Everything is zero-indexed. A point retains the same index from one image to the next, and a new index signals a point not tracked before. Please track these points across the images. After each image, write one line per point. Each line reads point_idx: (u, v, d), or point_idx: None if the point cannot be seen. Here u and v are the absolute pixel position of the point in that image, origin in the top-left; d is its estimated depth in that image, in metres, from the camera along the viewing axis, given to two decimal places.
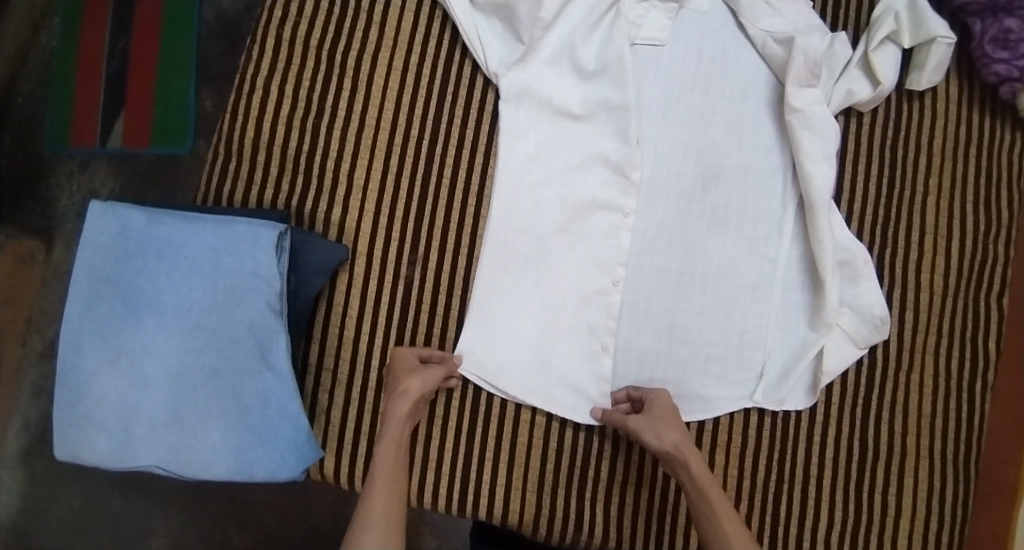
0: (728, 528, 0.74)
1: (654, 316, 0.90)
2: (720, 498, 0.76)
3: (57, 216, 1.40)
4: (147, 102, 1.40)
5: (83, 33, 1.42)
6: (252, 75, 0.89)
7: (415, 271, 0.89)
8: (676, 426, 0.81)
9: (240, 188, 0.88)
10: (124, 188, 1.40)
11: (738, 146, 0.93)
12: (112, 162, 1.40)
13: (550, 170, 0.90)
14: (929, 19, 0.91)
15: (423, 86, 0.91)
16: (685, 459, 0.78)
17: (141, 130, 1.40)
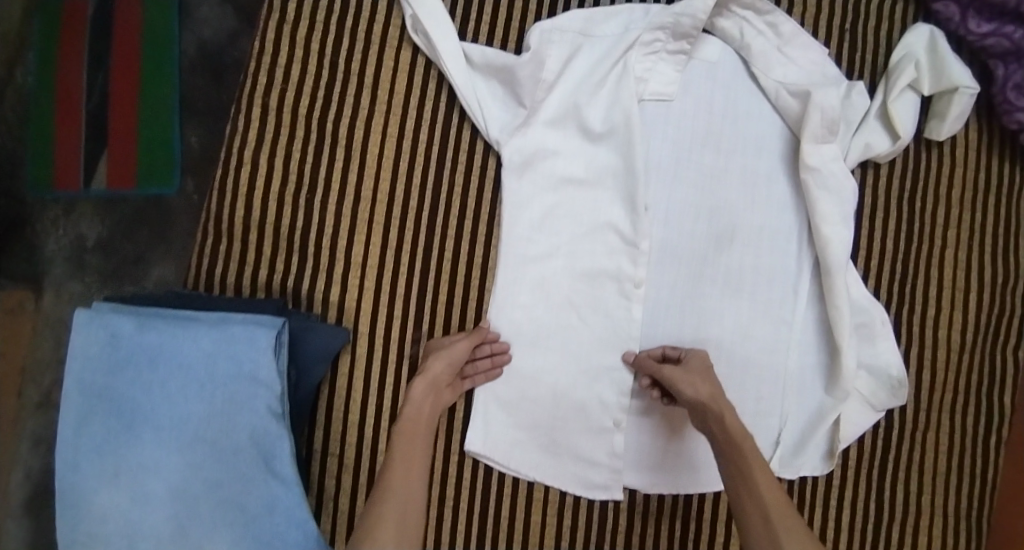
0: (761, 485, 0.74)
1: None
2: (756, 456, 0.75)
3: (46, 262, 1.39)
4: (130, 141, 1.37)
5: (59, 68, 1.37)
6: (239, 150, 0.85)
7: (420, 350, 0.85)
8: (710, 381, 0.80)
9: (234, 270, 0.84)
10: (111, 231, 1.39)
11: (752, 205, 0.89)
12: (98, 205, 1.39)
13: (556, 239, 0.87)
14: (953, 68, 0.87)
15: (420, 154, 0.86)
16: (720, 412, 0.77)
17: (126, 171, 1.37)
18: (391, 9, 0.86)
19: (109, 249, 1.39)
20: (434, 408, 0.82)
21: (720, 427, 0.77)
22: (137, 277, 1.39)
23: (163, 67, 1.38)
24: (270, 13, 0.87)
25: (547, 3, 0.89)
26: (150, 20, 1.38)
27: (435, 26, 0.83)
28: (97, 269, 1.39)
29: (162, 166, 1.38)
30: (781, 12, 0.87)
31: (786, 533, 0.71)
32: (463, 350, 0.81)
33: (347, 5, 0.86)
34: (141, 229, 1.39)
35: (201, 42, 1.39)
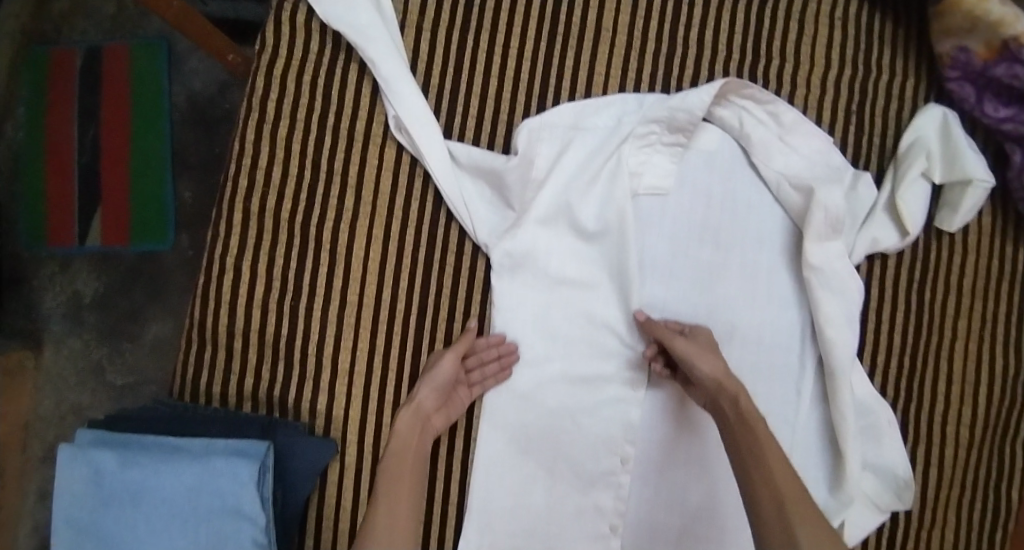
0: (777, 474, 0.70)
1: (662, 490, 0.85)
2: (772, 444, 0.72)
3: (43, 318, 1.35)
4: (123, 195, 1.32)
5: (50, 122, 1.33)
6: (219, 255, 0.81)
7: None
8: (722, 362, 0.78)
9: (218, 379, 0.81)
10: (107, 287, 1.36)
11: (753, 302, 0.85)
12: (94, 262, 1.36)
13: (551, 342, 0.84)
14: (966, 158, 0.83)
15: (408, 256, 0.83)
16: (734, 394, 0.74)
17: (119, 225, 1.32)
18: (373, 105, 0.82)
19: (104, 306, 1.36)
20: (423, 437, 0.80)
21: (733, 409, 0.74)
22: (135, 333, 1.35)
23: (151, 119, 1.33)
24: (247, 109, 0.82)
25: (538, 91, 0.84)
26: (139, 73, 1.33)
27: (420, 127, 0.80)
28: (93, 325, 1.35)
29: (153, 220, 1.32)
30: (782, 101, 0.83)
31: (798, 515, 0.66)
32: (444, 371, 0.79)
33: (328, 101, 0.82)
34: (136, 285, 1.35)
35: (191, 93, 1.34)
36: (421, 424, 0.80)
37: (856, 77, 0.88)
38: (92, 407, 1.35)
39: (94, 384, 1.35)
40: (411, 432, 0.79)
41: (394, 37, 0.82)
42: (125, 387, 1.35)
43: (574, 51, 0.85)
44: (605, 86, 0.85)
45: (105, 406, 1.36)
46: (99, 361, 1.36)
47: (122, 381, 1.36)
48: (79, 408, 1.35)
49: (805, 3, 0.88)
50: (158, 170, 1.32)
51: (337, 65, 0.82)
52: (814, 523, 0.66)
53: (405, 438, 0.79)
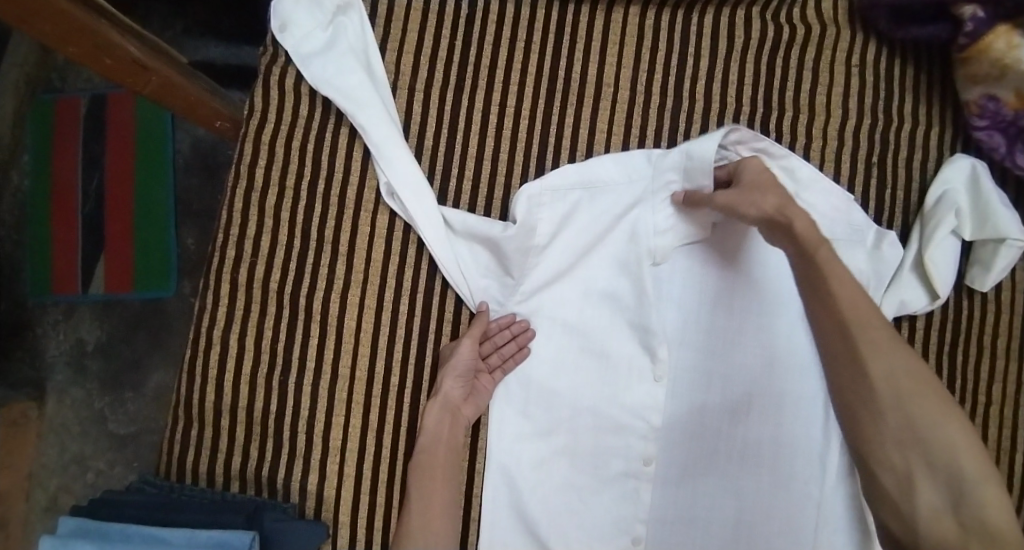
0: (854, 329, 0.64)
1: (692, 480, 0.80)
2: (865, 314, 0.65)
3: (48, 368, 1.22)
4: (127, 240, 1.20)
5: (56, 162, 1.21)
6: (206, 329, 0.78)
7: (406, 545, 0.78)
8: (776, 190, 0.69)
9: (205, 457, 0.78)
10: (111, 335, 1.22)
11: (771, 369, 0.79)
12: (97, 311, 1.22)
13: (555, 415, 0.79)
14: (999, 217, 0.78)
15: (402, 325, 0.79)
16: (788, 225, 0.67)
17: (122, 272, 1.20)
18: (365, 170, 0.79)
19: (108, 354, 1.22)
20: (455, 428, 0.77)
21: (791, 239, 0.67)
22: (138, 383, 1.21)
23: (155, 165, 1.20)
24: (236, 175, 0.79)
25: (537, 151, 0.81)
26: (144, 119, 1.21)
27: (414, 194, 0.77)
28: (96, 374, 1.21)
29: (156, 266, 1.20)
30: (795, 156, 0.79)
31: (908, 389, 0.62)
32: (463, 354, 0.76)
33: (318, 167, 0.79)
34: (139, 333, 1.22)
35: (195, 138, 1.21)
36: (447, 425, 0.77)
37: (876, 127, 0.83)
38: (94, 458, 1.21)
39: (97, 435, 1.21)
40: (441, 417, 0.77)
41: (385, 99, 0.79)
42: (127, 440, 1.21)
43: (573, 108, 0.81)
44: (607, 144, 0.81)
45: (108, 459, 1.21)
46: (102, 411, 1.21)
47: (125, 432, 1.21)
48: (83, 460, 1.21)
49: (821, 51, 0.83)
50: (163, 215, 1.20)
51: (326, 130, 0.79)
52: (916, 391, 0.62)
53: (436, 426, 0.76)
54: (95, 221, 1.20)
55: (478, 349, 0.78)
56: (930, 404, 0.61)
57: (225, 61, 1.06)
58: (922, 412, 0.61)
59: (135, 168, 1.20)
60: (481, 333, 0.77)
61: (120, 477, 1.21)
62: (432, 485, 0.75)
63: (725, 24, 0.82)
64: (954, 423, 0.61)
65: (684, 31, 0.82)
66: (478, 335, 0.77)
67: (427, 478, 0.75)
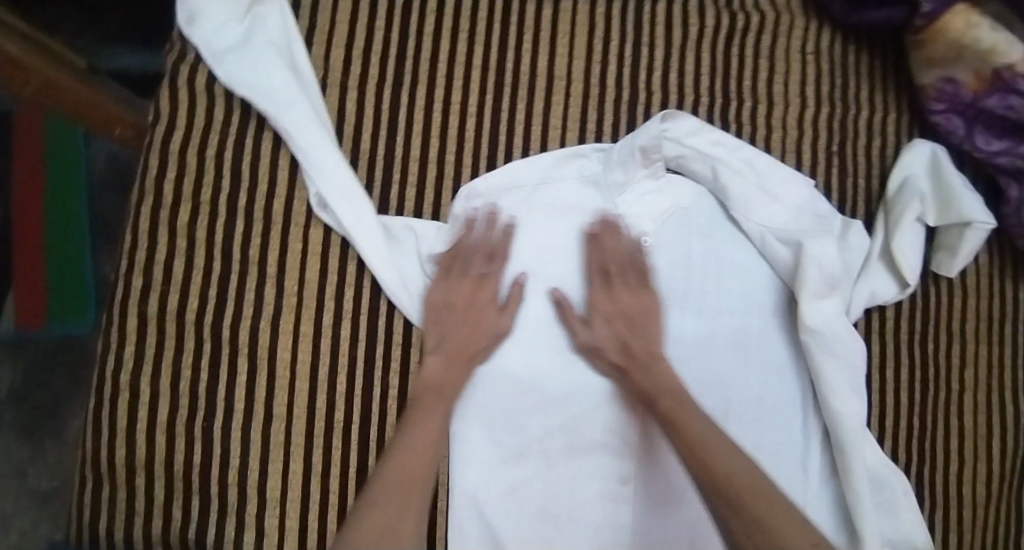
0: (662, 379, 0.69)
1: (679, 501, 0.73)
2: (719, 447, 0.65)
3: None
4: (38, 270, 1.07)
5: None
6: (111, 371, 0.68)
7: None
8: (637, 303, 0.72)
9: (120, 522, 0.67)
10: (27, 379, 1.08)
11: (746, 374, 0.76)
12: (10, 351, 1.09)
13: (524, 438, 0.72)
14: (961, 202, 0.75)
15: (344, 353, 0.70)
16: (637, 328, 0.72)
17: (35, 304, 1.07)
18: (293, 180, 0.71)
19: (25, 399, 1.08)
20: (451, 377, 0.69)
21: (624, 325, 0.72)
22: (58, 431, 1.07)
23: (70, 192, 1.08)
24: (140, 190, 0.70)
25: (485, 151, 0.74)
26: (56, 141, 1.08)
27: (349, 203, 0.69)
28: (11, 423, 1.07)
29: (73, 300, 1.07)
30: (751, 148, 0.75)
31: (770, 518, 0.60)
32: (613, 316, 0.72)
33: (239, 179, 0.70)
34: (55, 374, 1.08)
35: (111, 153, 1.11)
36: (435, 415, 0.66)
37: (835, 114, 0.80)
38: (14, 517, 1.05)
39: (15, 493, 1.06)
40: (454, 350, 0.70)
41: (312, 99, 0.71)
42: (51, 494, 1.07)
43: (522, 106, 0.75)
44: (562, 141, 0.75)
45: (31, 519, 1.06)
46: (21, 464, 1.07)
47: (47, 485, 1.07)
48: (4, 520, 1.05)
49: (775, 38, 0.79)
50: (77, 244, 1.08)
51: (247, 137, 0.71)
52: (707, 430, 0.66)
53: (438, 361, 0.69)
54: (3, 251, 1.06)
55: (596, 270, 0.73)
56: (792, 523, 0.60)
57: (129, 72, 0.96)
58: (783, 528, 0.59)
59: (46, 195, 1.08)
60: (592, 249, 0.73)
61: (44, 540, 1.06)
62: (410, 500, 0.62)
63: (676, 12, 0.78)
64: (818, 548, 0.58)
65: (631, 21, 0.77)
66: (598, 247, 0.73)
67: (392, 512, 0.61)
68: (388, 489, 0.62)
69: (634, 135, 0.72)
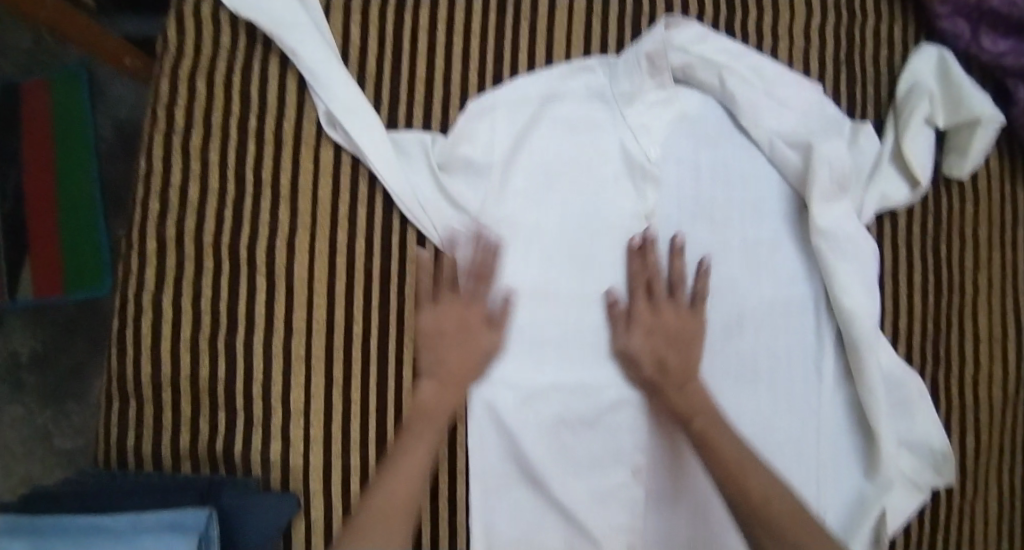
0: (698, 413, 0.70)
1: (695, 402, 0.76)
2: (754, 468, 0.67)
3: None
4: (52, 233, 1.07)
5: None
6: (134, 292, 0.71)
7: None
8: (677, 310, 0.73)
9: (147, 439, 0.70)
10: (46, 344, 1.10)
11: (757, 281, 0.77)
12: (29, 317, 1.11)
13: (542, 350, 0.74)
14: (973, 98, 0.75)
15: (360, 270, 0.72)
16: (677, 332, 0.72)
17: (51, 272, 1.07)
18: (302, 102, 0.72)
19: (45, 364, 1.10)
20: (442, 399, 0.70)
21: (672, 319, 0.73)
22: (82, 391, 1.10)
23: (78, 158, 1.08)
24: (152, 120, 0.72)
25: (491, 68, 0.74)
26: (62, 111, 1.08)
27: (356, 120, 0.70)
28: (33, 388, 1.10)
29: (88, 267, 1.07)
30: (756, 54, 0.75)
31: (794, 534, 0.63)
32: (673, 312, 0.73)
33: (247, 104, 0.72)
34: (76, 339, 1.11)
35: (118, 120, 1.11)
36: (419, 448, 0.67)
37: (840, 21, 0.80)
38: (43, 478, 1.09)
39: (43, 452, 1.09)
40: (450, 371, 0.70)
41: (315, 18, 0.72)
42: (74, 456, 1.10)
43: (526, 21, 0.75)
44: (566, 57, 0.76)
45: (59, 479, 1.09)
46: (45, 426, 1.10)
47: (70, 447, 1.10)
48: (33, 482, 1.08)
49: None
50: (88, 206, 1.08)
51: (254, 62, 0.72)
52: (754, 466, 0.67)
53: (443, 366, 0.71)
54: (16, 220, 1.06)
55: (639, 289, 0.73)
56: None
57: (132, 36, 0.97)
58: (810, 545, 0.62)
59: (55, 163, 1.08)
60: (635, 265, 0.73)
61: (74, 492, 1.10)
62: (406, 510, 0.65)
63: None
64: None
65: None
66: (643, 266, 0.73)
67: (382, 522, 0.63)
68: (371, 521, 0.63)
69: (640, 43, 0.73)
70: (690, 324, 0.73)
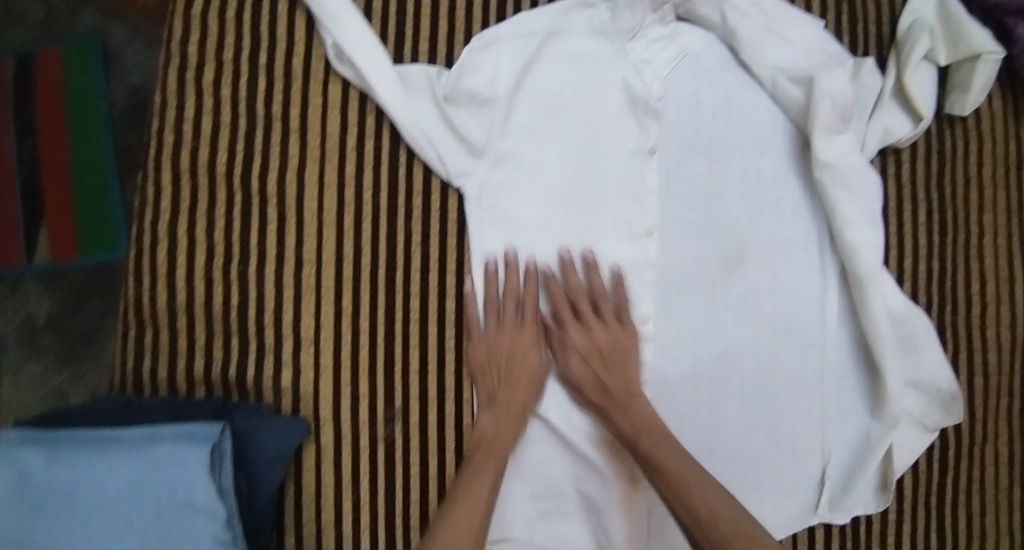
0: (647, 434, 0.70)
1: (695, 340, 0.76)
2: (699, 485, 0.67)
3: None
4: (65, 193, 1.08)
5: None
6: (150, 223, 0.73)
7: (412, 445, 0.73)
8: (617, 346, 0.73)
9: (162, 363, 0.72)
10: (62, 305, 1.13)
11: (760, 216, 0.76)
12: (45, 280, 1.13)
13: (545, 283, 0.74)
14: (971, 32, 0.75)
15: (367, 201, 0.73)
16: (614, 359, 0.73)
17: (65, 239, 1.08)
18: (311, 39, 0.74)
19: (63, 326, 1.12)
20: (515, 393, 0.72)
21: (576, 350, 0.73)
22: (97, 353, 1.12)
23: (90, 123, 1.10)
24: (167, 58, 0.74)
25: (495, 6, 0.76)
26: (75, 80, 1.10)
27: (363, 52, 0.72)
28: (50, 349, 1.12)
29: (100, 229, 1.08)
30: None
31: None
32: (601, 337, 0.73)
33: (258, 40, 0.74)
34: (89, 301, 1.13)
35: (131, 88, 1.13)
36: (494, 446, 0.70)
37: None
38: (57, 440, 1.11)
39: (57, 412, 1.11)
40: (508, 367, 0.72)
41: None
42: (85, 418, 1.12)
43: None
44: None
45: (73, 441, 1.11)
46: (61, 387, 1.12)
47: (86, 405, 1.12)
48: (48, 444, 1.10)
49: None
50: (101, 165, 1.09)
51: None
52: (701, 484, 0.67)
53: (490, 417, 0.71)
54: (32, 184, 1.08)
55: (563, 311, 0.73)
56: None
57: None
58: None
59: (69, 131, 1.09)
60: (555, 286, 0.74)
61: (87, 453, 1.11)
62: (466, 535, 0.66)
63: None
64: None
65: None
66: (563, 287, 0.74)
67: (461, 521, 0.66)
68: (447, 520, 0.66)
69: None
70: (622, 338, 0.73)
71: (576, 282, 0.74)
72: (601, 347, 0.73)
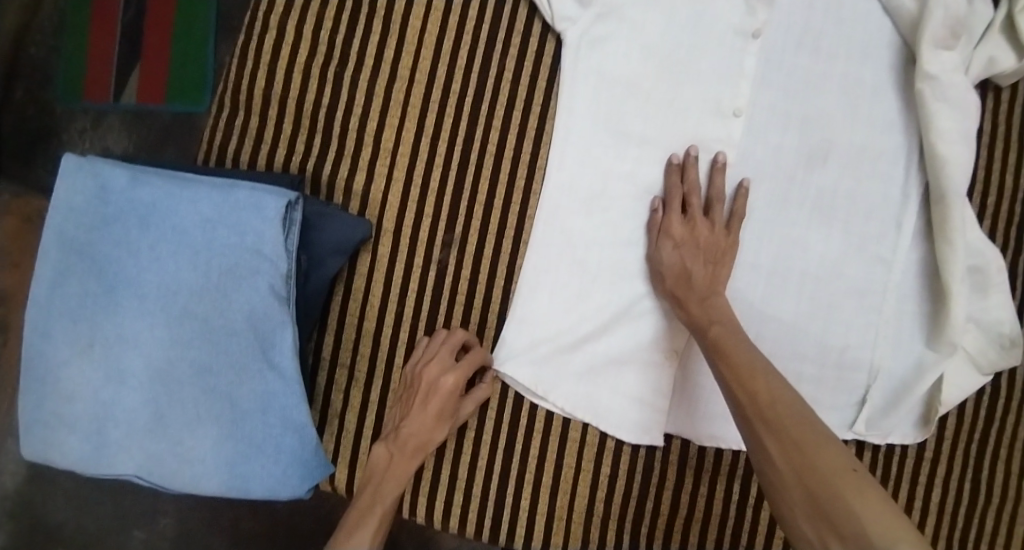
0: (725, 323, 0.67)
1: (760, 232, 0.75)
2: (763, 370, 0.63)
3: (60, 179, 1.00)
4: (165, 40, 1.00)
5: None
6: (264, 14, 0.77)
7: (462, 272, 0.75)
8: (714, 242, 0.70)
9: (247, 146, 0.77)
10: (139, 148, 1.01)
11: (852, 121, 0.75)
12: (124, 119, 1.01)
13: (624, 141, 0.74)
14: None
15: (468, 32, 0.76)
16: (705, 255, 0.70)
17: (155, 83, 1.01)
18: None
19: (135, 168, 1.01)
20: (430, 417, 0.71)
21: (675, 239, 0.71)
22: None
23: None
24: None
25: None
26: None
27: None
28: None
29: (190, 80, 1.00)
30: None
31: (806, 440, 0.58)
32: (704, 231, 0.70)
33: None
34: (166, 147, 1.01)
35: None
36: (406, 453, 0.71)
37: None
38: None
39: None
40: (432, 394, 0.71)
41: None
42: None
43: None
44: None
45: None
46: None
47: None
48: None
49: None
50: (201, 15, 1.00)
51: None
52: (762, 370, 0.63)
53: (386, 448, 0.72)
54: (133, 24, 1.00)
55: (676, 201, 0.71)
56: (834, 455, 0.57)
57: None
58: (814, 448, 0.57)
59: None
60: (674, 179, 0.72)
61: None
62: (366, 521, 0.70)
63: None
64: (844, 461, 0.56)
65: None
66: (682, 182, 0.72)
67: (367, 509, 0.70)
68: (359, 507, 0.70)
69: None
70: (722, 242, 0.70)
71: (689, 183, 0.72)
72: (696, 244, 0.70)
